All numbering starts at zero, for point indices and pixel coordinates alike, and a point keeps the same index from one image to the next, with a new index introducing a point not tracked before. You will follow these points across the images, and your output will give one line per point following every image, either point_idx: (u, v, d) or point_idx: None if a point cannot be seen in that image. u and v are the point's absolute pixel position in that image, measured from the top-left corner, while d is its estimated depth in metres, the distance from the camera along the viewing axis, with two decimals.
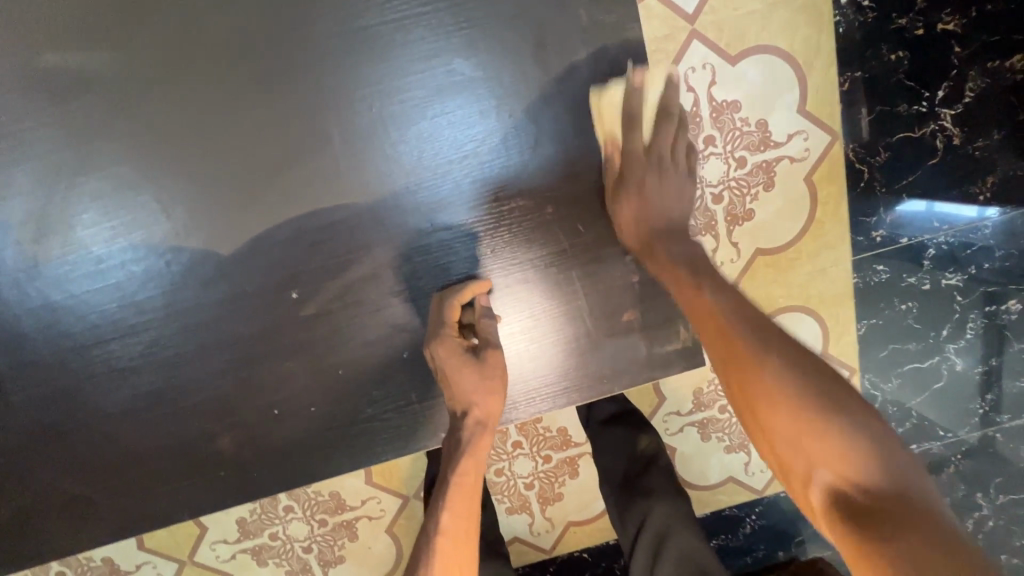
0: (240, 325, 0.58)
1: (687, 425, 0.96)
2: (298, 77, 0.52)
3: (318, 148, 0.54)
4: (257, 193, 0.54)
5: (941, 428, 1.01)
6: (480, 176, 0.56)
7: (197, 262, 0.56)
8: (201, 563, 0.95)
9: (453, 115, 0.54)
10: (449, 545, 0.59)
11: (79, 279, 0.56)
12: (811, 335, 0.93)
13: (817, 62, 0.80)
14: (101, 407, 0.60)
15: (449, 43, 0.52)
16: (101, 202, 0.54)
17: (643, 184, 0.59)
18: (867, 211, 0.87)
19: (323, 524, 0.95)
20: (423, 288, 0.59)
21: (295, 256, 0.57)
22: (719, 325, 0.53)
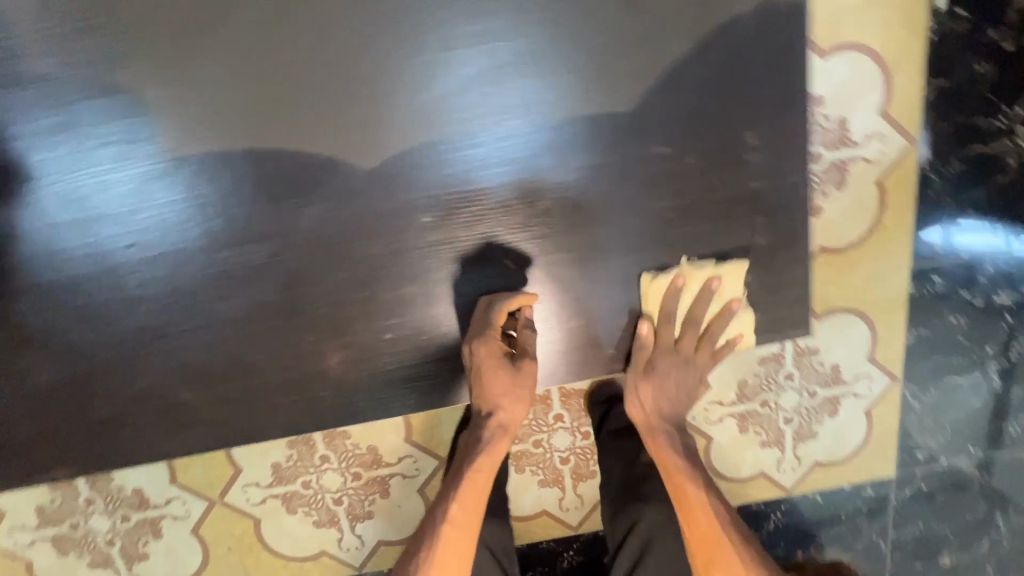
0: (373, 245, 0.64)
1: (726, 415, 0.97)
2: (396, 62, 0.59)
3: (404, 92, 0.60)
4: (383, 120, 0.60)
5: (972, 445, 1.02)
6: (558, 132, 0.61)
7: (347, 176, 0.61)
8: (230, 504, 0.95)
9: (524, 76, 0.60)
10: (452, 529, 0.73)
11: (234, 182, 0.61)
12: (860, 338, 0.94)
13: (906, 66, 0.81)
14: (219, 313, 0.65)
15: (537, 43, 0.59)
16: (270, 112, 0.59)
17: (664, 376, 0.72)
18: (932, 221, 0.88)
19: (356, 478, 0.95)
20: (545, 227, 0.64)
21: (421, 185, 0.62)
22: (702, 525, 0.75)
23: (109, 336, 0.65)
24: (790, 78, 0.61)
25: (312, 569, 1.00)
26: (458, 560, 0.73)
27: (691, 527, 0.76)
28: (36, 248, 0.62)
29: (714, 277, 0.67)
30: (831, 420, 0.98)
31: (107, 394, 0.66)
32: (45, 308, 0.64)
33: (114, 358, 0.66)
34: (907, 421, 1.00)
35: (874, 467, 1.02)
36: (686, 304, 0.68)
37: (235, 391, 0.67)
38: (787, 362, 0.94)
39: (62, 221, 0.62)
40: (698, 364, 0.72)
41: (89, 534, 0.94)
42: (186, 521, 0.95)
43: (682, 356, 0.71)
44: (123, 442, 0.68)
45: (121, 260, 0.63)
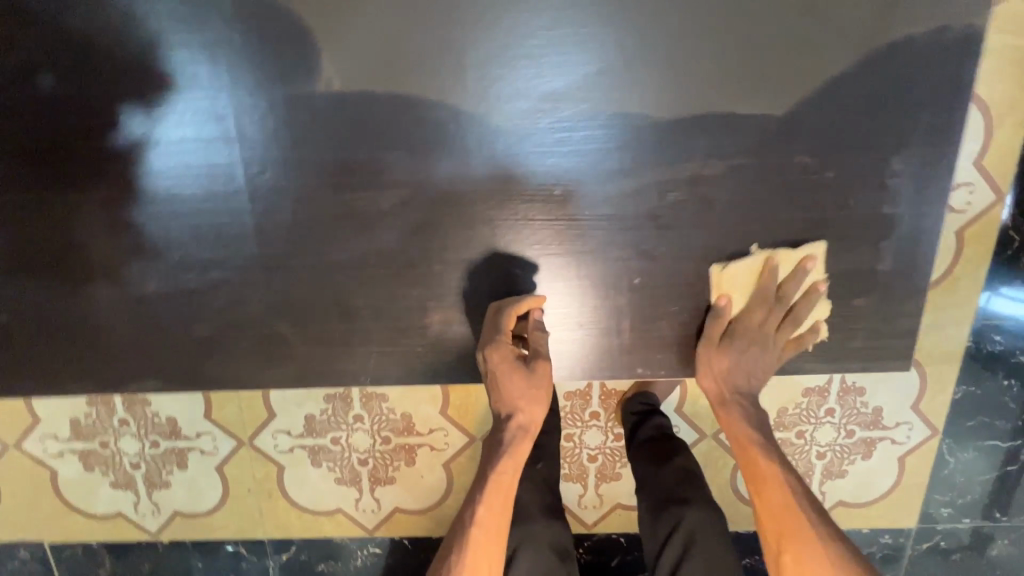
0: (501, 208, 0.61)
1: None
2: (483, 49, 0.55)
3: (481, 60, 0.56)
4: (525, 79, 0.56)
5: (998, 509, 1.01)
6: (661, 116, 0.57)
7: (482, 135, 0.58)
8: (258, 448, 0.96)
9: (603, 54, 0.55)
10: (480, 535, 0.70)
11: (366, 121, 0.58)
12: (908, 386, 0.93)
13: (1010, 120, 0.79)
14: (304, 257, 0.63)
15: (639, 46, 0.55)
16: (422, 52, 0.55)
17: (744, 353, 0.66)
18: (1004, 280, 0.87)
19: (385, 442, 0.95)
20: (678, 216, 0.61)
21: (559, 155, 0.58)
22: (777, 500, 0.71)
23: (187, 256, 0.63)
24: (939, 105, 0.57)
25: (325, 524, 1.00)
26: (489, 565, 0.70)
27: (767, 502, 0.71)
28: (167, 163, 0.60)
29: (807, 257, 0.62)
30: (863, 462, 0.98)
31: (181, 318, 0.66)
32: (161, 229, 0.63)
33: (191, 283, 0.64)
34: (939, 475, 0.99)
35: (897, 516, 1.02)
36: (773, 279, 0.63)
37: (302, 336, 0.67)
38: (830, 398, 0.94)
39: (203, 141, 0.59)
40: (778, 352, 0.67)
41: (117, 454, 0.96)
42: (213, 456, 0.96)
43: (763, 336, 0.66)
44: (183, 368, 0.69)
45: (222, 187, 0.61)
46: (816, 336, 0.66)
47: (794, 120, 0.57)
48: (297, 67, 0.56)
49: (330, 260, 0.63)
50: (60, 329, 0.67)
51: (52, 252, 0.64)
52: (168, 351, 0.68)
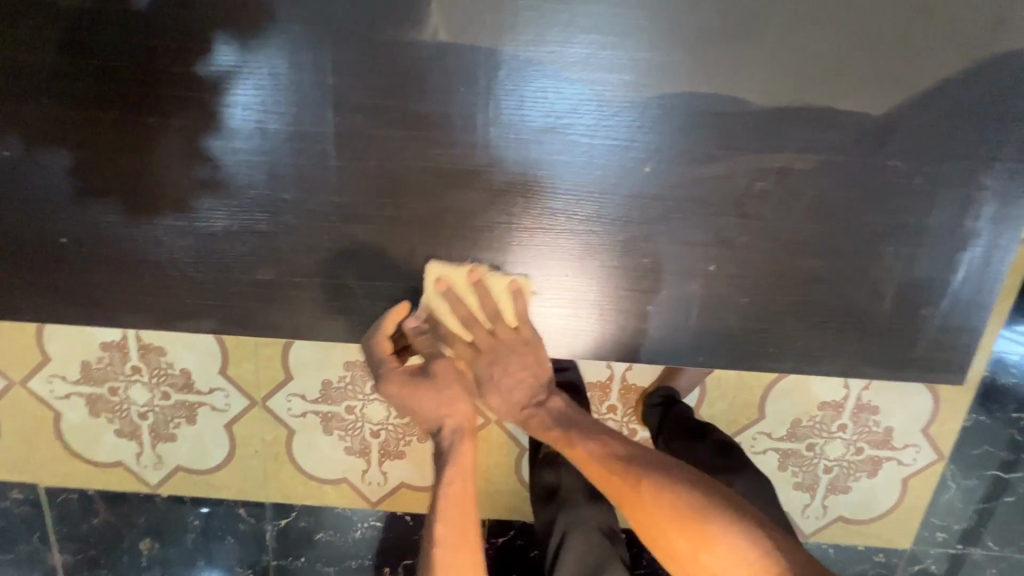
0: (581, 178, 0.61)
1: (771, 448, 0.97)
2: (587, 17, 0.55)
3: (577, 30, 0.55)
4: (630, 53, 0.56)
5: (991, 539, 1.03)
6: (754, 108, 0.57)
7: (568, 104, 0.58)
8: (271, 409, 0.94)
9: (695, 39, 0.55)
10: (445, 551, 0.69)
11: (450, 80, 0.57)
12: (921, 409, 0.94)
13: None
14: (360, 215, 0.63)
15: (746, 34, 0.55)
16: (528, 11, 0.55)
17: (497, 377, 0.72)
18: None
19: (400, 416, 0.95)
20: (742, 211, 0.61)
21: (650, 133, 0.58)
22: (599, 467, 0.69)
23: (241, 202, 0.63)
24: (1002, 130, 0.58)
25: (328, 492, 1.00)
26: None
27: (591, 472, 0.70)
28: (250, 97, 0.58)
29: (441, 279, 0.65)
30: (868, 480, 0.99)
31: (229, 261, 0.66)
32: (235, 165, 0.61)
33: (241, 230, 0.64)
34: (939, 500, 1.00)
35: (894, 536, 1.03)
36: (459, 311, 0.68)
37: (345, 297, 0.67)
38: (846, 413, 0.95)
39: (292, 76, 0.58)
40: (513, 342, 0.70)
41: (125, 402, 0.94)
42: (223, 414, 0.95)
43: (489, 351, 0.71)
44: (220, 316, 0.68)
45: (300, 129, 0.59)
46: (852, 346, 0.67)
47: (861, 131, 0.58)
48: (385, 16, 0.55)
49: (384, 220, 0.63)
50: (101, 264, 0.67)
51: (100, 185, 0.63)
52: (211, 297, 0.67)
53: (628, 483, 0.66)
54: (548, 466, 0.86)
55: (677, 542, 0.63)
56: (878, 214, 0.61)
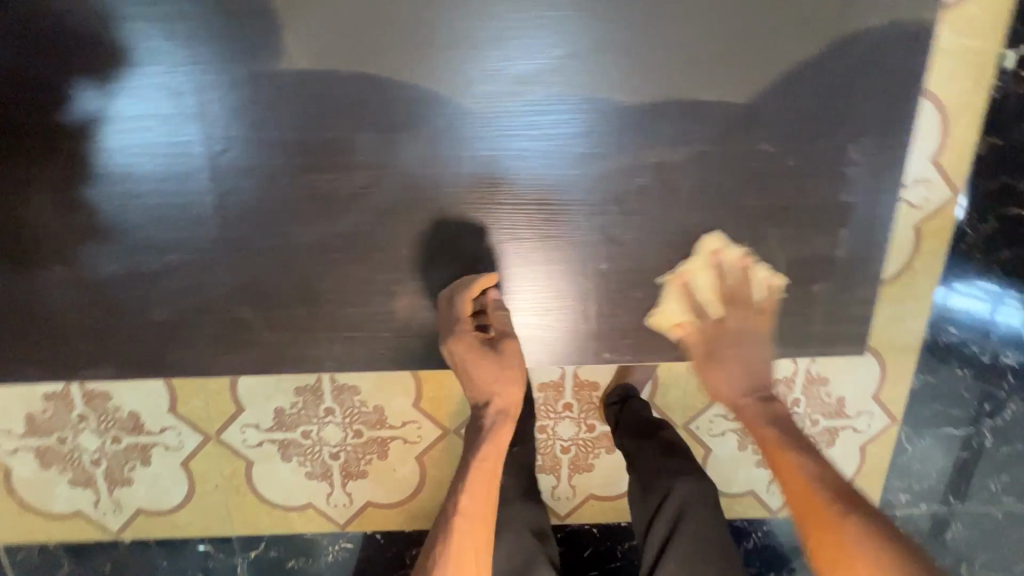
0: (484, 183, 0.61)
1: (729, 430, 0.98)
2: (471, 32, 0.56)
3: (455, 43, 0.56)
4: (505, 60, 0.56)
5: (952, 495, 1.06)
6: (640, 99, 0.58)
7: (466, 116, 0.58)
8: (226, 442, 0.93)
9: (579, 39, 0.56)
10: (464, 527, 0.66)
11: (328, 104, 0.58)
12: (869, 375, 0.96)
13: (964, 119, 0.82)
14: (271, 240, 0.62)
15: (619, 31, 0.56)
16: (403, 29, 0.55)
17: (727, 360, 0.68)
18: (958, 275, 0.90)
19: (357, 435, 0.94)
20: (649, 202, 0.62)
21: (540, 134, 0.59)
22: (801, 485, 0.63)
23: (150, 241, 0.62)
24: (890, 100, 0.59)
25: (295, 519, 0.99)
26: (475, 559, 0.65)
27: (789, 486, 0.64)
28: (129, 141, 0.59)
29: (710, 252, 0.64)
30: (826, 451, 1.00)
31: (146, 301, 0.65)
32: (117, 211, 0.61)
33: (157, 269, 0.63)
34: (898, 463, 1.02)
35: None
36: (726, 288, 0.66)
37: (269, 326, 0.66)
38: (797, 388, 0.96)
39: (173, 115, 0.58)
40: (754, 337, 0.68)
41: (76, 451, 0.92)
42: (178, 452, 0.93)
43: (733, 332, 0.68)
44: (146, 358, 0.67)
45: (179, 167, 0.60)
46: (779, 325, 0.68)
47: (754, 114, 0.59)
48: (271, 45, 0.56)
49: (300, 246, 0.63)
50: (16, 317, 0.65)
51: (6, 237, 0.62)
52: (136, 338, 0.66)
53: (833, 508, 0.60)
54: None
55: None
56: (786, 189, 0.62)
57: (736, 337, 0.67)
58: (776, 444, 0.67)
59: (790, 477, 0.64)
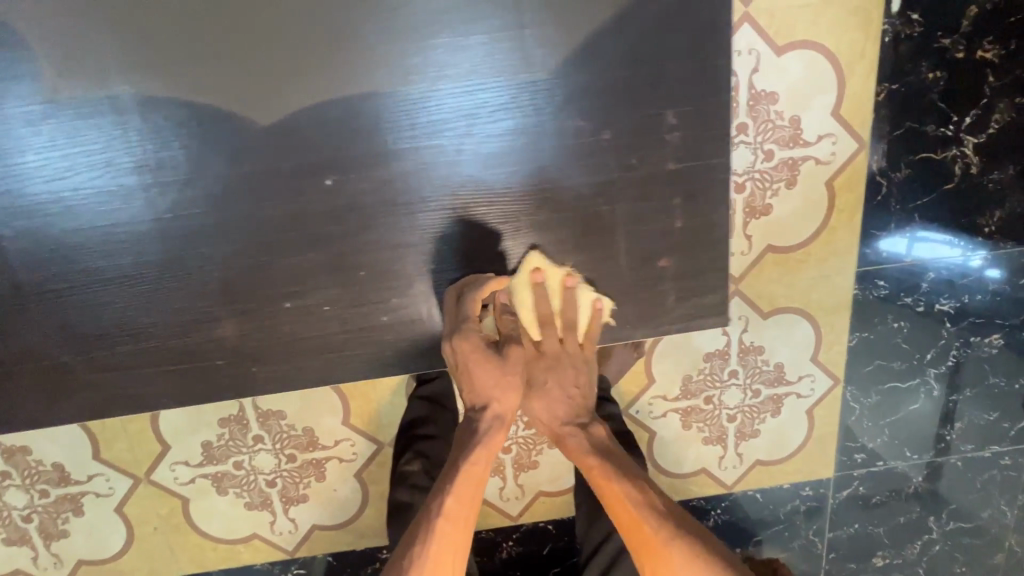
0: (341, 185, 0.58)
1: (670, 411, 0.96)
2: (304, 38, 0.53)
3: (285, 46, 0.53)
4: (333, 57, 0.54)
5: (908, 449, 1.04)
6: (520, 85, 0.56)
7: (323, 121, 0.56)
8: (157, 482, 0.91)
9: (460, 32, 0.54)
10: (448, 528, 0.64)
11: (147, 125, 0.55)
12: (805, 338, 0.94)
13: (859, 67, 0.80)
14: (134, 274, 0.60)
15: (469, 18, 0.54)
16: (227, 42, 0.53)
17: (546, 385, 0.72)
18: (878, 226, 0.88)
19: (290, 460, 0.92)
20: (519, 189, 0.60)
21: (391, 131, 0.57)
22: (626, 513, 0.66)
23: (5, 289, 0.60)
24: None
25: (242, 552, 0.97)
26: (453, 563, 0.63)
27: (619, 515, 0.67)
28: None
29: (531, 273, 0.64)
30: (773, 419, 0.99)
31: (19, 351, 0.62)
32: None
33: (20, 317, 0.61)
34: (848, 423, 1.01)
35: (814, 467, 1.03)
36: (542, 308, 0.68)
37: (152, 363, 0.64)
38: (731, 359, 0.94)
39: None
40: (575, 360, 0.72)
41: (4, 509, 0.90)
42: (110, 498, 0.91)
43: (551, 360, 0.71)
44: (29, 410, 0.65)
45: None
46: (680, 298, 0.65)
47: (610, 84, 0.56)
48: (91, 73, 0.53)
49: (166, 276, 0.61)
50: None
51: None
52: (14, 391, 0.64)
53: (661, 543, 0.63)
54: (400, 483, 0.82)
55: None
56: (658, 153, 0.59)
57: (551, 361, 0.71)
58: (603, 473, 0.70)
59: (621, 508, 0.67)
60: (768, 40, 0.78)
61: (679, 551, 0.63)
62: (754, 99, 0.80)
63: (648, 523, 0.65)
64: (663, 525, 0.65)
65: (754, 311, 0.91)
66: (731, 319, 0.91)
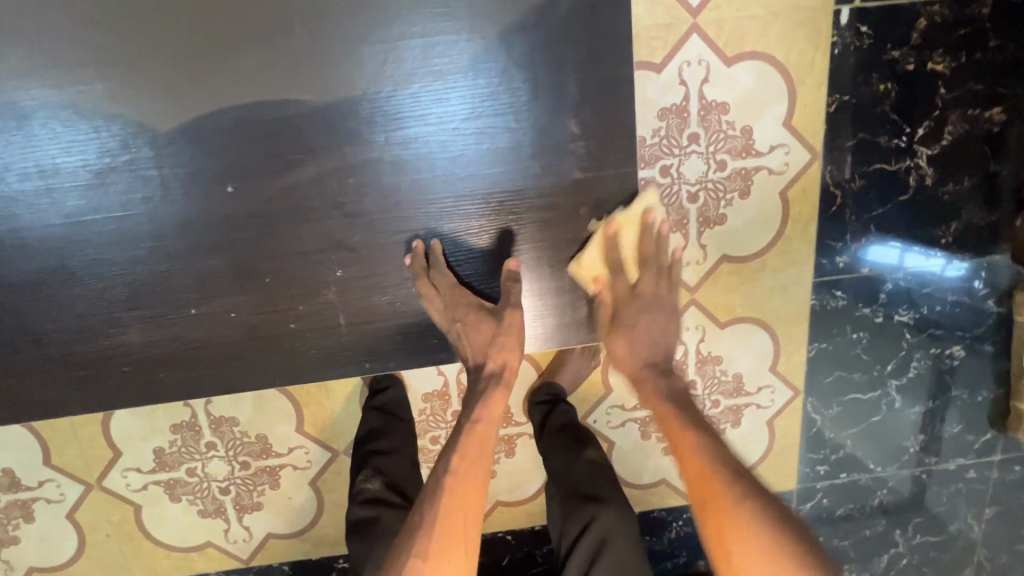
0: (280, 190, 0.60)
1: (629, 420, 0.95)
2: (236, 49, 0.55)
3: (219, 62, 0.55)
4: (265, 65, 0.55)
5: (872, 461, 1.03)
6: (460, 86, 0.58)
7: (257, 131, 0.57)
8: (109, 489, 0.91)
9: (405, 34, 0.56)
10: (457, 485, 0.64)
11: (73, 129, 0.56)
12: (763, 348, 0.93)
13: (809, 78, 0.80)
14: (70, 277, 0.61)
15: (403, 21, 0.55)
16: (154, 50, 0.54)
17: (638, 324, 0.70)
18: (835, 236, 0.88)
19: (244, 467, 0.91)
20: (453, 194, 0.62)
21: (324, 137, 0.58)
22: (698, 464, 0.63)
23: None
24: None
25: (196, 560, 0.96)
26: (467, 518, 0.63)
27: (687, 466, 0.64)
28: None
29: (648, 210, 0.67)
30: (733, 430, 0.98)
31: None
32: None
33: None
34: (809, 434, 1.00)
35: (776, 479, 1.03)
36: (643, 246, 0.69)
37: (93, 366, 0.65)
38: (689, 369, 0.93)
39: None
40: (665, 310, 0.72)
41: None
42: (61, 504, 0.91)
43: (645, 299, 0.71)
44: None
45: None
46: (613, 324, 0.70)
47: (536, 95, 0.59)
48: (25, 80, 0.55)
49: (108, 281, 0.62)
50: None
51: None
52: None
53: (729, 494, 0.60)
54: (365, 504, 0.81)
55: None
56: (574, 164, 0.61)
57: (650, 307, 0.71)
58: (674, 423, 0.67)
59: (691, 460, 0.64)
60: (718, 51, 0.78)
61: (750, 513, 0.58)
62: (704, 109, 0.80)
63: (720, 478, 0.61)
64: (737, 484, 0.61)
65: (711, 320, 0.91)
66: (688, 328, 0.91)
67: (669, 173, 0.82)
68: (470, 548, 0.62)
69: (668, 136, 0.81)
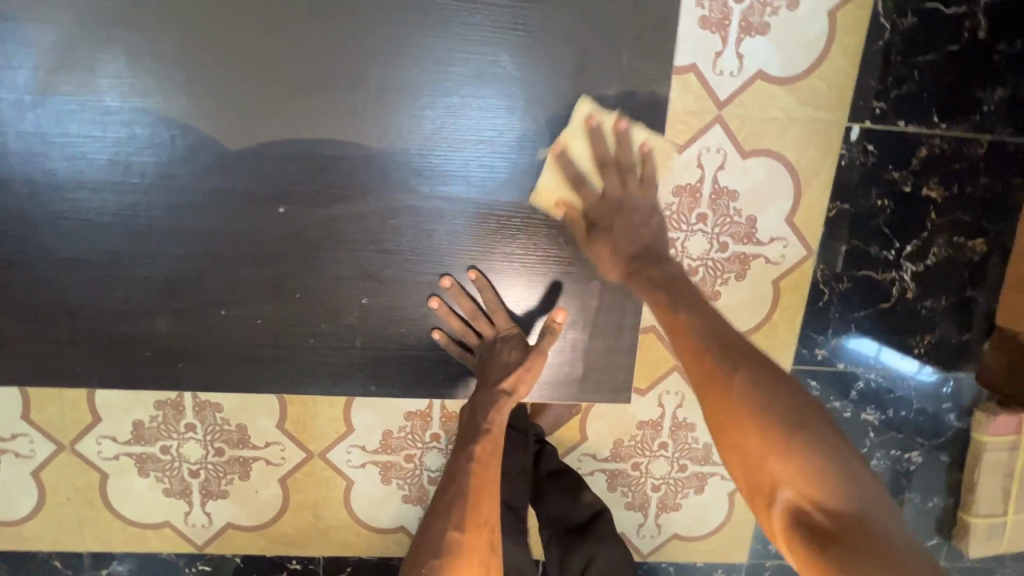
0: (313, 204, 0.65)
1: (597, 469, 0.98)
2: (303, 81, 0.61)
3: (286, 96, 0.61)
4: (328, 98, 0.62)
5: None
6: (501, 155, 0.65)
7: (307, 151, 0.63)
8: (81, 453, 0.91)
9: (462, 105, 0.63)
10: (476, 472, 0.69)
11: (143, 121, 0.61)
12: None
13: (815, 182, 0.86)
14: (102, 248, 0.65)
15: (462, 93, 0.63)
16: (232, 66, 0.60)
17: (612, 230, 0.67)
18: (817, 329, 0.93)
19: (218, 453, 0.93)
20: (475, 242, 0.68)
21: (367, 168, 0.64)
22: (691, 345, 0.61)
23: None
24: None
25: (150, 538, 0.96)
26: (486, 502, 0.68)
27: (683, 349, 0.62)
28: None
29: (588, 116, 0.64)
30: (695, 496, 1.01)
31: None
32: None
33: None
34: None
35: (728, 550, 1.05)
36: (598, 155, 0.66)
37: (102, 334, 0.68)
38: (663, 431, 0.97)
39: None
40: (640, 205, 0.67)
41: None
42: (29, 460, 0.91)
43: (615, 203, 0.67)
44: None
45: None
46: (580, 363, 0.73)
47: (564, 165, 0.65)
48: (110, 71, 0.60)
49: (134, 257, 0.65)
50: None
51: None
52: None
53: (720, 375, 0.58)
54: None
55: (753, 446, 0.55)
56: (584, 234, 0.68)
57: (618, 206, 0.67)
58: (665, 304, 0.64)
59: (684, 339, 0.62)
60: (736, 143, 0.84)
61: (741, 390, 0.56)
62: (715, 194, 0.86)
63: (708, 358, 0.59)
64: (728, 361, 0.58)
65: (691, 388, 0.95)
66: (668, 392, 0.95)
67: (674, 246, 0.87)
68: (495, 528, 0.68)
69: (678, 212, 0.86)
